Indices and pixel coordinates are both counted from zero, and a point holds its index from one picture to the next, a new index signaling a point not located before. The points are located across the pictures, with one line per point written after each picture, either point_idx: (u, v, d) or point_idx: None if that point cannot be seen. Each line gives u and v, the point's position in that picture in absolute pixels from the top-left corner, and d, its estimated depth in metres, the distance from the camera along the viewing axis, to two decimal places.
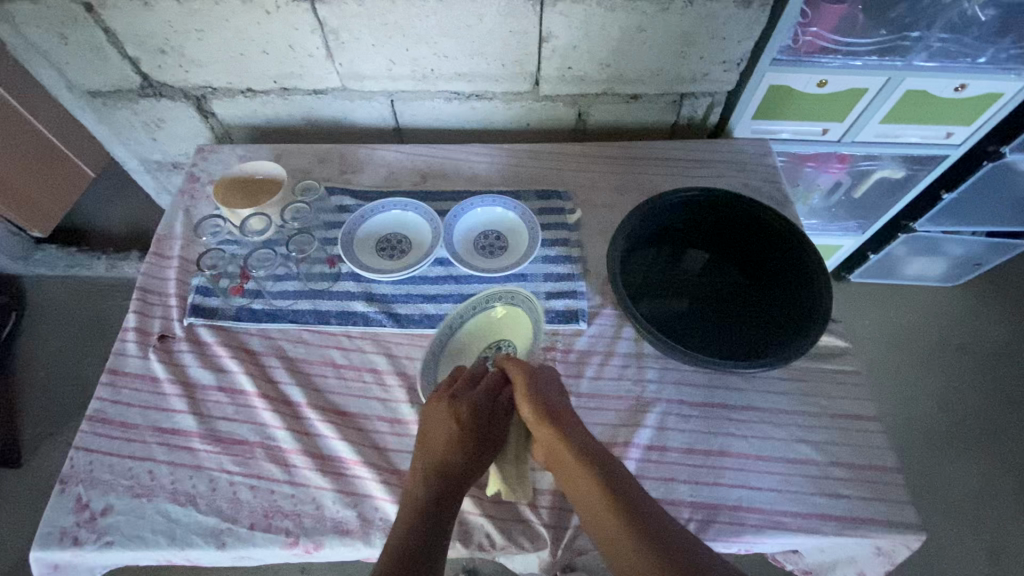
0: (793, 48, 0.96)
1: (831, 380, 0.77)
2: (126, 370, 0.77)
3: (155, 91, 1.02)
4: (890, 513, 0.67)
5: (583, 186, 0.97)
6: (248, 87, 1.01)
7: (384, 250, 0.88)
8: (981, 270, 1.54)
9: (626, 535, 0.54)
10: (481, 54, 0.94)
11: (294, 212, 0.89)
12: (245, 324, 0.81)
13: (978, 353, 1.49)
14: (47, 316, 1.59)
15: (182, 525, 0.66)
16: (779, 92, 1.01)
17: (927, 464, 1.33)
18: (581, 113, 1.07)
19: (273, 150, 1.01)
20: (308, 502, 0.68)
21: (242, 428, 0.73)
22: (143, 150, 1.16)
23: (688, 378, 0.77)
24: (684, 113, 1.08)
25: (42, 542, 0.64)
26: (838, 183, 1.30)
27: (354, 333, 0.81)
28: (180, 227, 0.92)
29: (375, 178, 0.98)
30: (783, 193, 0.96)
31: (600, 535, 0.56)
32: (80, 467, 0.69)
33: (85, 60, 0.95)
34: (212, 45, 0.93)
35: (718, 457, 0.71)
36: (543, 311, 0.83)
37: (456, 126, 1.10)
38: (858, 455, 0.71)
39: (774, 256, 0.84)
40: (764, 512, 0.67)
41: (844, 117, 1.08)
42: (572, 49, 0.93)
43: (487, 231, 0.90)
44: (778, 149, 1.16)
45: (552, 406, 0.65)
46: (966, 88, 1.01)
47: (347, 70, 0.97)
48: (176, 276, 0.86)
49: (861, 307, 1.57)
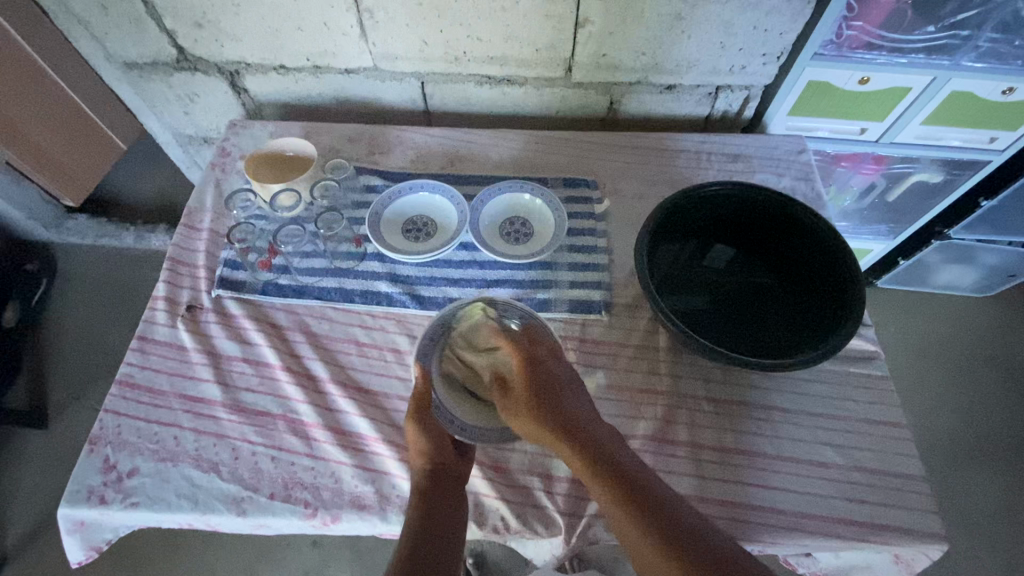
0: (836, 43, 0.93)
1: (858, 384, 0.75)
2: (155, 338, 0.78)
3: (190, 65, 1.03)
4: (914, 522, 0.65)
5: (611, 176, 0.96)
6: (281, 64, 1.02)
7: (411, 231, 0.88)
8: (1014, 282, 1.49)
9: (650, 545, 0.53)
10: (516, 38, 0.93)
11: (323, 189, 0.89)
12: (271, 298, 0.83)
13: (1008, 367, 1.45)
14: (76, 284, 1.63)
15: (204, 491, 0.67)
16: (818, 87, 0.98)
17: (948, 477, 1.30)
18: (614, 102, 1.05)
19: (304, 127, 1.02)
20: (328, 476, 0.69)
21: (265, 400, 0.74)
22: (176, 124, 1.18)
23: (710, 374, 0.76)
24: (719, 106, 1.06)
25: (70, 500, 0.66)
26: (872, 185, 1.27)
27: (377, 312, 0.82)
28: (211, 200, 0.94)
29: (404, 159, 0.98)
30: (816, 191, 0.94)
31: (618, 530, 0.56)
32: (109, 429, 0.70)
33: (124, 31, 0.96)
34: (249, 20, 0.93)
35: (738, 455, 0.70)
36: (566, 299, 0.82)
37: (486, 110, 1.09)
38: (882, 460, 0.70)
39: (806, 254, 0.81)
40: (782, 512, 0.66)
41: (883, 116, 1.05)
42: (607, 36, 0.92)
43: (513, 218, 0.89)
44: (814, 146, 1.13)
45: (554, 405, 0.64)
46: (1014, 92, 0.97)
47: (379, 49, 0.97)
48: (205, 248, 0.87)
49: (888, 314, 1.54)
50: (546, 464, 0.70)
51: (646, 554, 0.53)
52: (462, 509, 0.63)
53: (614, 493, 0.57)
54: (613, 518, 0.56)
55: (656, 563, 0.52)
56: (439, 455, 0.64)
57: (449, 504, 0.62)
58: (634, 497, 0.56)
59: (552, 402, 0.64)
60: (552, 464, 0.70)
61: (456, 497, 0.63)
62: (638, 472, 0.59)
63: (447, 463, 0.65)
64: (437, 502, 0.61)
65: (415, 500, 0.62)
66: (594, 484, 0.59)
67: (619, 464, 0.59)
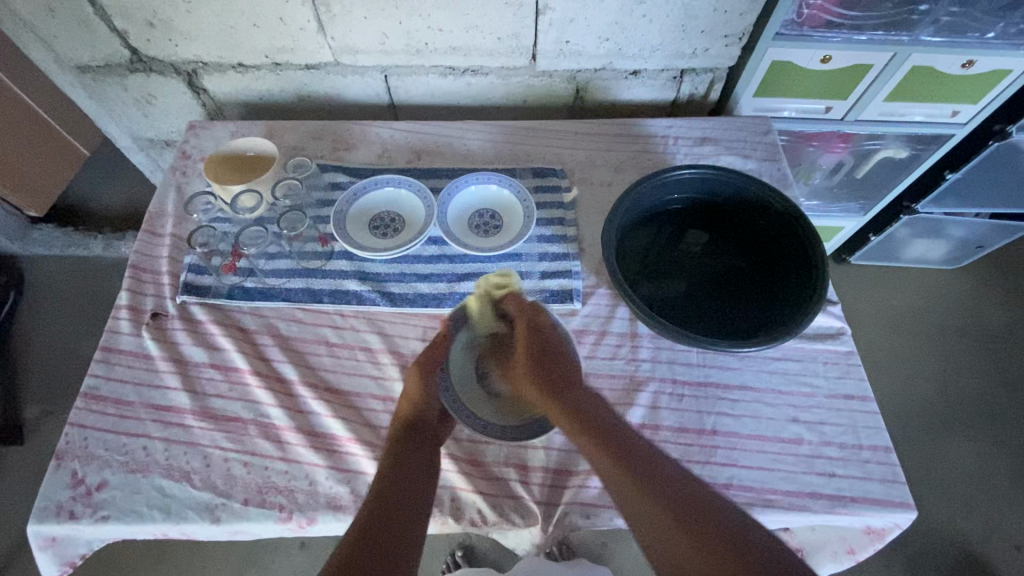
0: (797, 22, 0.92)
1: (826, 360, 0.76)
2: (120, 348, 0.77)
3: (144, 66, 1.00)
4: (882, 492, 0.67)
5: (579, 164, 0.95)
6: (239, 62, 0.99)
7: (378, 228, 0.87)
8: (984, 252, 1.51)
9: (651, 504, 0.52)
10: (476, 27, 0.92)
11: (286, 188, 0.88)
12: (238, 302, 0.81)
13: (977, 336, 1.48)
14: (45, 296, 1.59)
15: (177, 500, 0.66)
16: (781, 68, 0.99)
17: (923, 446, 1.33)
18: (580, 90, 1.05)
19: (267, 126, 1.00)
20: (301, 478, 0.68)
21: (235, 405, 0.73)
22: (135, 127, 1.15)
23: (681, 358, 0.77)
24: (685, 90, 1.07)
25: (38, 517, 0.64)
26: (841, 163, 1.28)
27: (347, 312, 0.81)
28: (172, 204, 0.92)
29: (369, 155, 0.97)
30: (783, 171, 0.94)
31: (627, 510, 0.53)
32: (75, 442, 0.69)
33: (72, 34, 0.93)
34: (202, 18, 0.90)
35: (710, 436, 0.71)
36: (537, 291, 0.82)
37: (452, 102, 1.08)
38: (850, 434, 0.71)
39: (774, 237, 0.83)
40: (754, 490, 0.67)
41: (848, 94, 1.05)
42: (569, 23, 0.91)
43: (482, 210, 0.89)
44: (781, 127, 1.14)
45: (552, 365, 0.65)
46: (973, 64, 0.98)
47: (339, 44, 0.95)
48: (168, 254, 0.85)
49: (861, 289, 1.57)
50: (522, 454, 0.70)
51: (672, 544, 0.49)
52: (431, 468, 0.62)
53: (637, 486, 0.53)
54: (634, 515, 0.52)
55: (660, 534, 0.50)
56: (423, 409, 0.66)
57: (421, 464, 0.61)
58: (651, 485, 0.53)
59: (548, 372, 0.64)
60: (527, 455, 0.70)
61: (428, 453, 0.63)
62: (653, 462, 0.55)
63: (430, 419, 0.66)
64: (407, 458, 0.61)
65: (390, 451, 0.62)
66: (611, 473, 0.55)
67: (645, 463, 0.55)
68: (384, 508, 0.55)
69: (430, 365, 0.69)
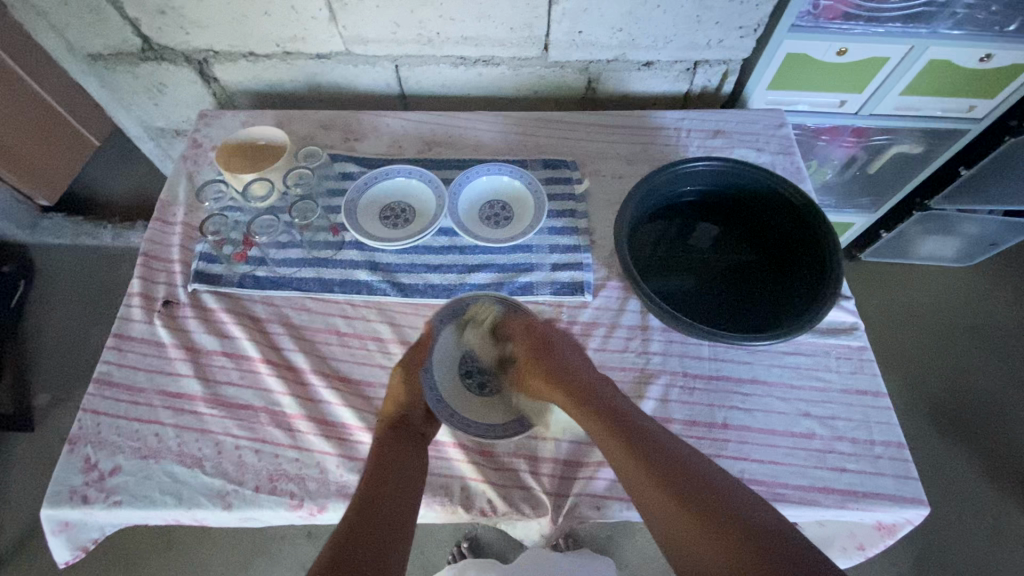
0: (813, 13, 0.91)
1: (838, 355, 0.76)
2: (132, 335, 0.77)
3: (156, 54, 1.00)
4: (894, 488, 0.66)
5: (590, 156, 0.95)
6: (251, 51, 0.99)
7: (388, 218, 0.87)
8: (996, 250, 1.50)
9: (658, 487, 0.52)
10: (489, 17, 0.91)
11: (297, 177, 0.86)
12: (249, 291, 0.81)
13: (988, 334, 1.47)
14: (55, 285, 1.60)
15: (188, 486, 0.66)
16: (796, 60, 0.98)
17: (934, 445, 1.32)
18: (592, 80, 1.04)
19: (277, 115, 1.00)
20: (312, 467, 0.68)
21: (246, 393, 0.73)
22: (145, 116, 1.15)
23: (693, 352, 0.76)
24: (698, 82, 1.06)
25: (51, 502, 0.65)
26: (854, 157, 1.27)
27: (358, 301, 0.81)
28: (183, 193, 0.92)
29: (380, 145, 0.97)
30: (796, 164, 0.93)
31: (638, 495, 0.54)
32: (88, 428, 0.69)
33: (84, 21, 0.93)
34: (213, 7, 0.90)
35: (721, 430, 0.70)
36: (547, 283, 0.81)
37: (461, 92, 1.07)
38: (862, 429, 0.70)
39: (784, 229, 0.83)
40: (765, 484, 0.67)
41: (862, 89, 1.04)
42: (583, 13, 0.90)
43: (493, 201, 0.88)
44: (794, 121, 1.13)
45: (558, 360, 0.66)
46: (992, 58, 0.97)
47: (350, 33, 0.94)
48: (179, 242, 0.86)
49: (872, 286, 1.55)
50: (531, 445, 0.70)
51: (669, 512, 0.50)
52: (417, 462, 0.62)
53: (644, 468, 0.54)
54: (644, 498, 0.53)
55: (669, 516, 0.50)
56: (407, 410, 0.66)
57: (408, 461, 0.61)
58: (652, 459, 0.54)
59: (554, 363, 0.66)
60: (537, 446, 0.70)
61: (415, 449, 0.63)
62: (660, 438, 0.57)
63: (415, 419, 0.66)
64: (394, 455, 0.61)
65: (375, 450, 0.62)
66: (619, 455, 0.56)
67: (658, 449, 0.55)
68: (373, 505, 0.56)
69: (414, 365, 0.69)
